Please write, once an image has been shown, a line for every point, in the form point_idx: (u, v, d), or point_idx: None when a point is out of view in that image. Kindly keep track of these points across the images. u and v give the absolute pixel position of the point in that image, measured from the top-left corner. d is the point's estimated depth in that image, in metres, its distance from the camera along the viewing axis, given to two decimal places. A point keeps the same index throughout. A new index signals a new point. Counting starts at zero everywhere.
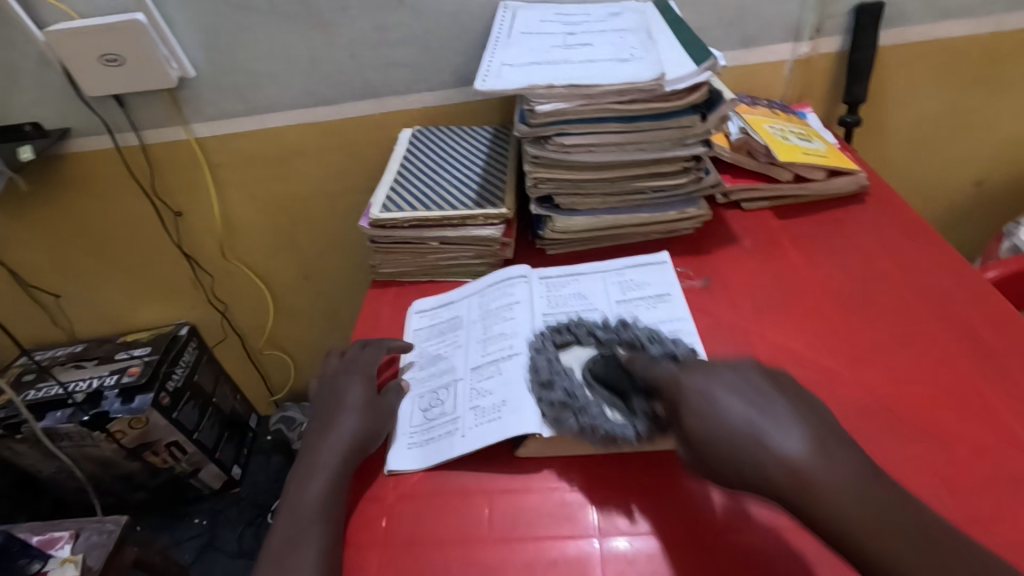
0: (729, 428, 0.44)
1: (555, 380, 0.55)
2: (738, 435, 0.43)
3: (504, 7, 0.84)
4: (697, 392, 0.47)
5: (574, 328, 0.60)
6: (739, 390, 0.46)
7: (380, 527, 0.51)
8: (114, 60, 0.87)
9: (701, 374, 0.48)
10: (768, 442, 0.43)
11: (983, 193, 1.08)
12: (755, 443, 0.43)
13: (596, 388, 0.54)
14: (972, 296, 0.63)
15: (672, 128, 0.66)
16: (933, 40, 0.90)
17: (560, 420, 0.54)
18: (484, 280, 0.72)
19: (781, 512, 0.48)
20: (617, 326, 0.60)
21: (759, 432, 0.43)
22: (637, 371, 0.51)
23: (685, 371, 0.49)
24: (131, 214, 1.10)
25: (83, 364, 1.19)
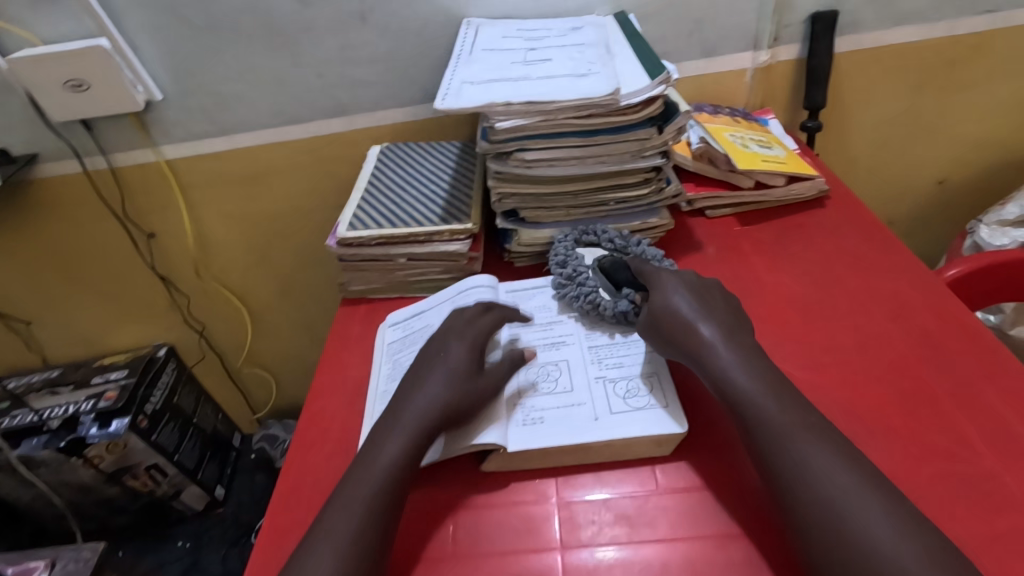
0: (692, 313, 0.56)
1: (567, 261, 0.69)
2: (682, 320, 0.56)
3: (466, 24, 0.85)
4: (665, 292, 0.59)
5: (596, 229, 0.71)
6: (700, 293, 0.59)
7: None
8: (78, 86, 0.87)
9: (675, 278, 0.61)
10: (699, 321, 0.56)
11: (946, 191, 1.10)
12: (693, 324, 0.56)
13: (598, 276, 0.68)
14: (927, 298, 0.65)
15: (630, 141, 0.67)
16: (889, 46, 0.92)
17: (525, 435, 0.55)
18: (454, 287, 0.72)
19: (744, 526, 0.49)
20: (629, 236, 0.71)
21: (699, 320, 0.56)
22: (630, 266, 0.65)
23: (669, 271, 0.63)
24: (103, 237, 1.09)
25: (58, 390, 1.18)
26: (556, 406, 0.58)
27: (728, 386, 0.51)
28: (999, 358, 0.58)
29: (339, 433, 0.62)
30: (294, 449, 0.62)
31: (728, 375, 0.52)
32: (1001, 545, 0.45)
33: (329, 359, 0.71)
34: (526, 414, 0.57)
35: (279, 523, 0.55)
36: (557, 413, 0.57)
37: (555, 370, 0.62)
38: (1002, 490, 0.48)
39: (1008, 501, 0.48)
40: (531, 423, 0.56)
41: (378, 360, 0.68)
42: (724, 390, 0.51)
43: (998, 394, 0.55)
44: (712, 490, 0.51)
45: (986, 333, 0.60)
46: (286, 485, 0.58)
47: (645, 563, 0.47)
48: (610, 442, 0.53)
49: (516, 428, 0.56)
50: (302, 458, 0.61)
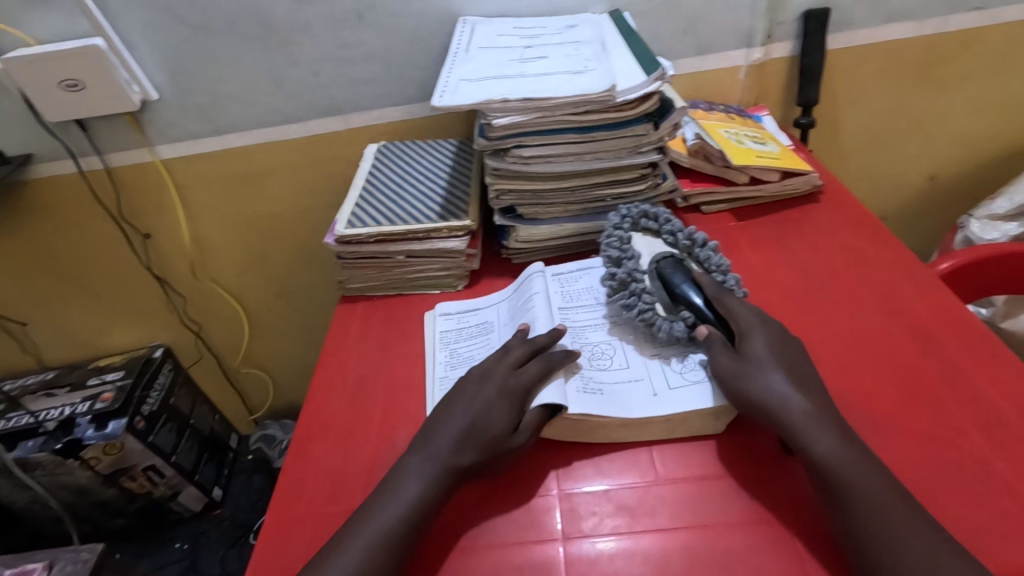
0: (782, 397, 0.51)
1: (623, 260, 0.65)
2: (763, 390, 0.51)
3: (462, 23, 0.86)
4: (744, 346, 0.55)
5: (654, 221, 0.68)
6: (784, 359, 0.54)
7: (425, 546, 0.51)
8: (74, 85, 0.87)
9: (763, 338, 0.55)
10: (769, 376, 0.52)
11: (937, 187, 1.11)
12: (780, 396, 0.51)
13: (655, 282, 0.63)
14: (920, 290, 0.66)
15: (627, 137, 0.68)
16: (880, 43, 0.93)
17: (585, 400, 0.55)
18: (512, 286, 0.74)
19: (761, 516, 0.49)
20: (699, 238, 0.66)
21: (749, 336, 0.56)
22: (696, 287, 0.61)
23: (754, 323, 0.57)
24: (99, 238, 1.09)
25: (54, 392, 1.17)
26: (616, 379, 0.59)
27: (763, 395, 0.51)
28: (990, 349, 0.59)
29: (340, 429, 0.63)
30: (294, 445, 0.62)
31: (777, 393, 0.51)
32: (994, 530, 0.46)
33: (328, 355, 0.71)
34: (589, 383, 0.58)
35: (281, 518, 0.56)
36: (617, 386, 0.58)
37: (609, 344, 0.62)
38: (994, 476, 0.49)
39: (1000, 488, 0.48)
40: (591, 390, 0.57)
41: (433, 349, 0.69)
42: (768, 401, 0.51)
43: (990, 384, 0.55)
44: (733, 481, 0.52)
45: (978, 325, 0.61)
46: (287, 479, 0.59)
47: (646, 552, 0.48)
48: (667, 416, 0.54)
49: (579, 393, 0.57)
50: (302, 454, 0.61)
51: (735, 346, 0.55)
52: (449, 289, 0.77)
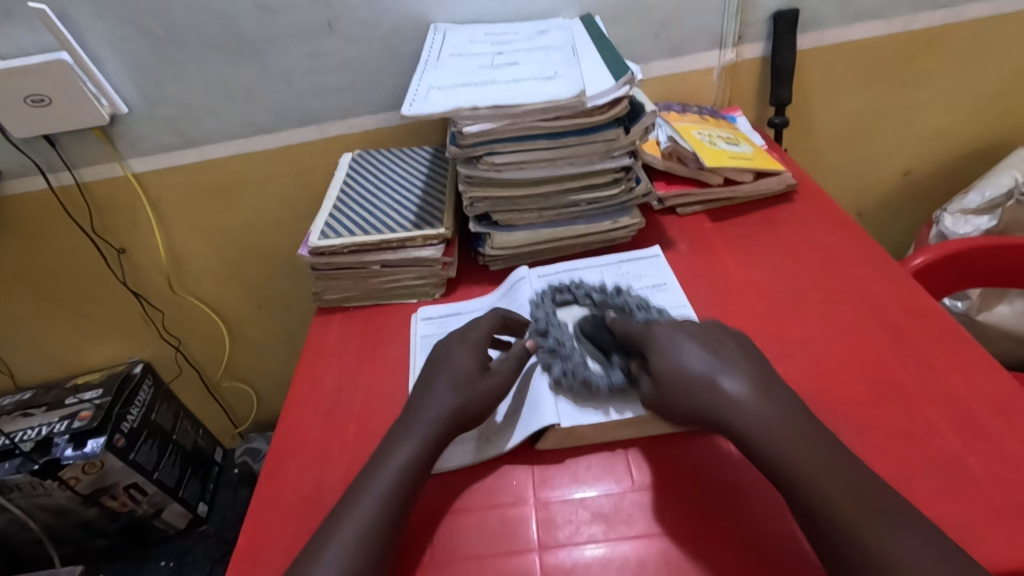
0: (687, 377, 0.51)
1: (550, 328, 0.62)
2: (688, 383, 0.51)
3: (433, 30, 0.85)
4: (661, 357, 0.54)
5: (574, 289, 0.66)
6: (702, 345, 0.54)
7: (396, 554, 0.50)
8: (40, 101, 0.85)
9: (677, 338, 0.54)
10: (718, 382, 0.50)
11: (911, 182, 1.13)
12: (710, 382, 0.50)
13: (583, 344, 0.61)
14: (893, 287, 0.66)
15: (598, 142, 0.68)
16: (850, 42, 0.94)
17: (574, 408, 0.56)
18: (492, 293, 0.74)
19: (742, 518, 0.49)
20: (609, 292, 0.66)
21: (717, 377, 0.51)
22: (617, 328, 0.59)
23: (663, 326, 0.57)
24: (73, 254, 1.07)
25: (30, 412, 1.15)
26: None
27: (676, 382, 0.51)
28: (961, 344, 0.59)
29: (316, 443, 0.62)
30: (269, 461, 0.61)
31: (729, 396, 0.50)
32: (967, 525, 0.46)
33: (304, 369, 0.71)
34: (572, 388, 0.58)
35: (256, 537, 0.55)
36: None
37: None
38: (966, 471, 0.49)
39: (972, 483, 0.49)
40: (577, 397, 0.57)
41: (413, 354, 0.69)
42: (676, 377, 0.52)
43: (962, 379, 0.56)
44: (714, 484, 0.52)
45: (949, 320, 0.61)
46: (263, 496, 0.58)
47: (623, 559, 0.48)
48: (653, 415, 0.55)
49: (566, 401, 0.57)
50: (278, 470, 0.60)
51: (654, 359, 0.54)
52: (426, 298, 0.76)
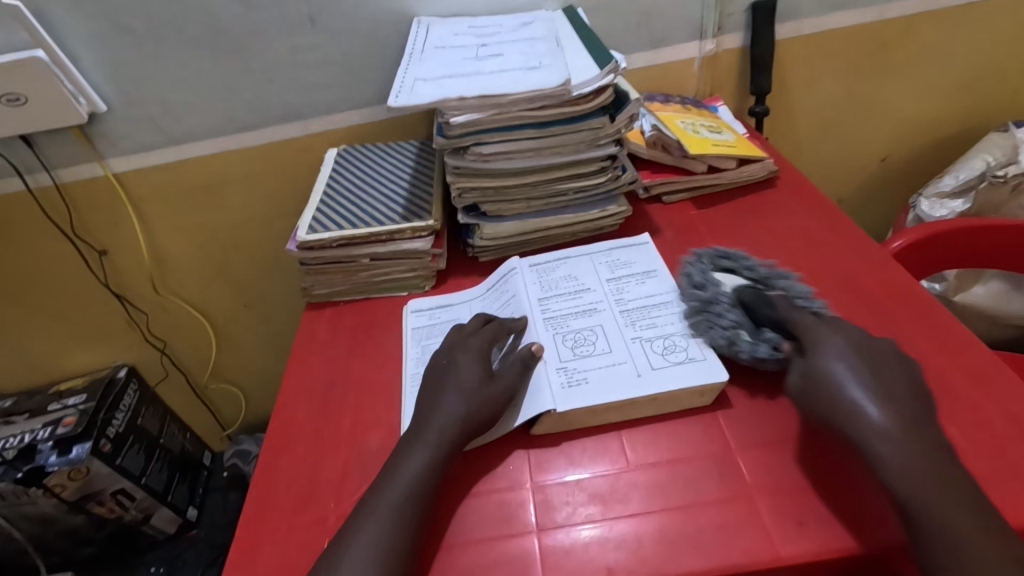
0: (837, 385, 0.49)
1: (706, 285, 0.63)
2: (836, 385, 0.49)
3: (416, 23, 0.85)
4: (820, 359, 0.51)
5: (739, 261, 0.65)
6: (857, 357, 0.51)
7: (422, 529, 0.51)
8: (15, 100, 0.84)
9: (836, 339, 0.53)
10: (862, 404, 0.48)
11: (888, 169, 1.16)
12: (847, 398, 0.49)
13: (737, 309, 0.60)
14: (872, 267, 0.68)
15: (585, 131, 0.68)
16: (826, 32, 0.96)
17: (570, 395, 0.56)
18: (484, 284, 0.74)
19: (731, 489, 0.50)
20: (777, 272, 0.64)
21: (847, 386, 0.49)
22: (776, 305, 0.58)
23: (833, 329, 0.54)
24: (52, 257, 1.05)
25: (12, 420, 1.13)
26: (598, 366, 0.59)
27: (823, 378, 0.50)
28: (938, 318, 0.61)
29: (310, 437, 0.62)
30: (263, 457, 0.61)
31: None
32: None
33: (295, 364, 0.70)
34: (566, 375, 0.58)
35: (253, 531, 0.55)
36: (599, 373, 0.58)
37: (591, 333, 0.63)
38: (948, 440, 0.51)
39: (953, 452, 0.50)
40: (572, 383, 0.57)
41: (405, 345, 0.69)
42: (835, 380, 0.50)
43: (940, 354, 0.58)
44: (699, 462, 0.53)
45: (928, 299, 0.63)
46: (257, 490, 0.58)
47: (621, 538, 0.49)
48: (652, 397, 0.55)
49: (560, 389, 0.57)
50: (272, 466, 0.60)
51: (808, 356, 0.52)
52: (417, 291, 0.76)
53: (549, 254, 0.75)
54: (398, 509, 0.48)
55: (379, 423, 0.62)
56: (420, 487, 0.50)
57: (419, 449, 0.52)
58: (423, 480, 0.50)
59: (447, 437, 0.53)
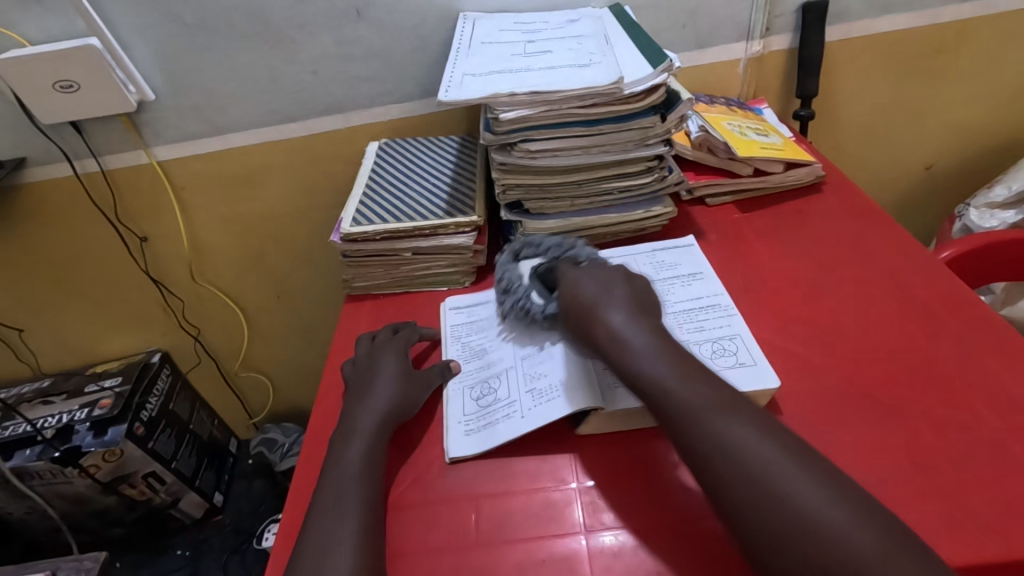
0: (589, 304, 0.54)
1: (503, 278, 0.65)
2: (591, 318, 0.53)
3: (463, 18, 0.85)
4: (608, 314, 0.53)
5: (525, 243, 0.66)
6: (600, 282, 0.56)
7: (470, 523, 0.51)
8: (68, 87, 0.85)
9: (596, 277, 0.56)
10: (602, 313, 0.53)
11: (933, 177, 1.13)
12: (596, 312, 0.53)
13: (535, 283, 0.63)
14: (927, 276, 0.66)
15: (633, 130, 0.68)
16: (877, 34, 0.94)
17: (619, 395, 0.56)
18: None
19: None
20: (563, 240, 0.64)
21: (600, 307, 0.53)
22: (556, 266, 0.61)
23: (580, 270, 0.58)
24: (95, 241, 1.07)
25: (50, 400, 1.15)
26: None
27: (596, 330, 0.52)
28: (998, 330, 0.59)
29: None
30: (306, 446, 0.61)
31: None
32: (1009, 508, 0.46)
33: (337, 356, 0.71)
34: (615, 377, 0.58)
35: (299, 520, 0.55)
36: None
37: None
38: (1010, 456, 0.49)
39: (1016, 470, 0.49)
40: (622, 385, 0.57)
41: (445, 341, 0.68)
42: (611, 333, 0.52)
43: (1002, 369, 0.56)
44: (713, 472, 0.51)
45: (988, 311, 0.61)
46: (301, 479, 0.58)
47: (669, 540, 0.48)
48: None
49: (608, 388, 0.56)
50: (315, 456, 0.60)
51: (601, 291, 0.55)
52: (457, 286, 0.77)
53: None
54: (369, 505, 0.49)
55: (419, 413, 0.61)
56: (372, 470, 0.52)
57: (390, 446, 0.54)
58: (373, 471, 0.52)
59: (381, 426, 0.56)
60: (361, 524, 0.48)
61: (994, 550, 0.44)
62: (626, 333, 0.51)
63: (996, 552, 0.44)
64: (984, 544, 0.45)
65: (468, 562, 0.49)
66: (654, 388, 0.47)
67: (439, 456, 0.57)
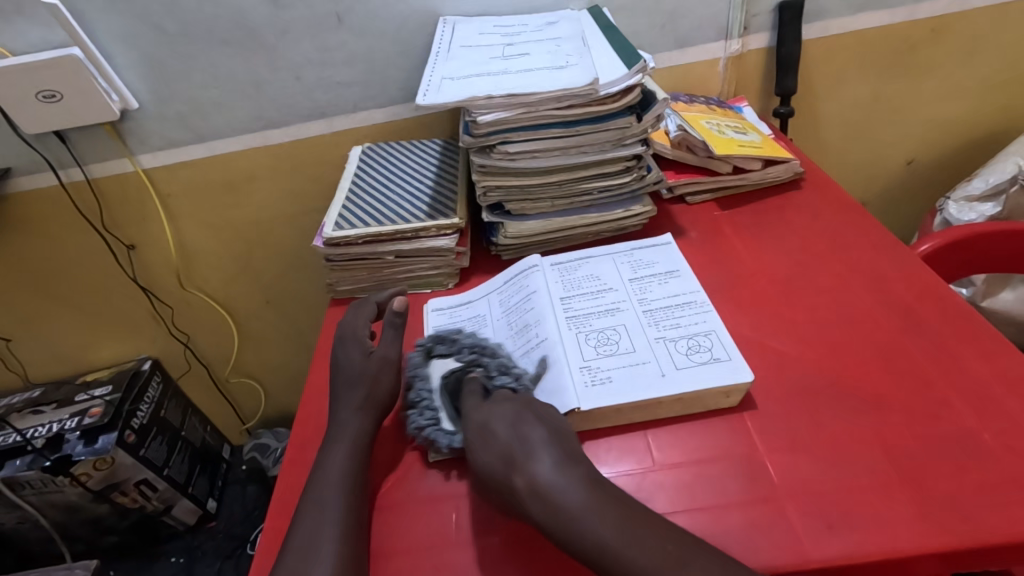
0: (505, 459, 0.49)
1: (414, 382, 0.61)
2: (496, 466, 0.49)
3: (443, 22, 0.86)
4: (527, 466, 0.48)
5: (453, 340, 0.63)
6: (515, 425, 0.51)
7: (452, 521, 0.52)
8: (51, 96, 0.86)
9: (502, 419, 0.52)
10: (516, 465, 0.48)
11: (914, 172, 1.14)
12: (516, 466, 0.48)
13: (444, 399, 0.59)
14: (903, 270, 0.67)
15: (611, 130, 0.68)
16: (853, 32, 0.95)
17: (597, 393, 0.56)
18: (500, 278, 0.74)
19: (753, 488, 0.50)
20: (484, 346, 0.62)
21: (521, 461, 0.48)
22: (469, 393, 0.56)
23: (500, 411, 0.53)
24: (81, 251, 1.07)
25: (41, 409, 1.15)
26: (620, 365, 0.59)
27: (503, 477, 0.48)
28: (971, 321, 0.60)
29: None
30: (291, 448, 0.62)
31: None
32: (979, 495, 0.47)
33: (321, 360, 0.71)
34: (591, 374, 0.58)
35: (282, 523, 0.56)
36: (623, 372, 0.58)
37: (614, 333, 0.63)
38: (981, 445, 0.50)
39: (986, 457, 0.49)
40: (599, 381, 0.58)
41: None
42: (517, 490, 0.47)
43: (975, 358, 0.57)
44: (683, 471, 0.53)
45: (961, 303, 0.62)
46: (286, 482, 0.59)
47: None
48: (680, 395, 0.55)
49: (586, 387, 0.57)
50: (299, 459, 0.61)
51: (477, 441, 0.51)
52: (440, 289, 0.77)
53: (572, 253, 0.75)
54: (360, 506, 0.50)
55: (399, 414, 0.62)
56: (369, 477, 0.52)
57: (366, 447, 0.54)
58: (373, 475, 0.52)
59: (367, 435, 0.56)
60: (341, 526, 0.49)
61: (964, 535, 0.45)
62: (558, 487, 0.46)
63: (966, 539, 0.45)
64: (954, 531, 0.45)
65: (450, 559, 0.49)
66: (530, 490, 0.47)
67: (422, 456, 0.57)
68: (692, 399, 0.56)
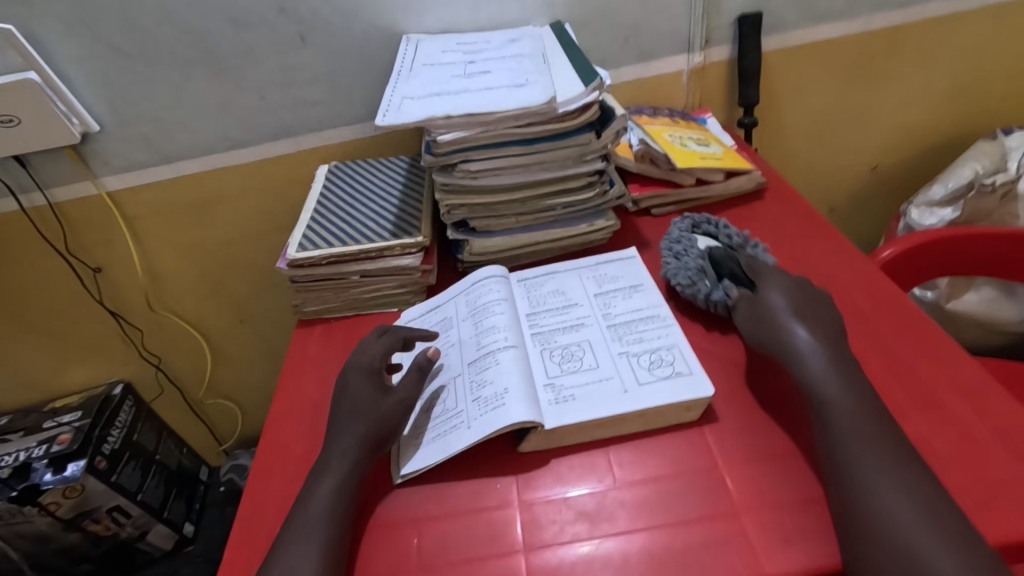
0: (778, 317, 0.58)
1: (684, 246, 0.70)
2: (778, 318, 0.58)
3: (405, 40, 0.86)
4: (763, 290, 0.61)
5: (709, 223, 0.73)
6: (796, 293, 0.59)
7: (412, 546, 0.52)
8: (7, 121, 0.84)
9: (779, 283, 0.61)
10: (790, 327, 0.56)
11: (879, 177, 1.16)
12: (785, 326, 0.57)
13: (704, 261, 0.68)
14: (860, 279, 0.68)
15: (571, 147, 0.69)
16: (813, 43, 0.96)
17: (559, 412, 0.56)
18: (465, 280, 0.73)
19: (712, 505, 0.51)
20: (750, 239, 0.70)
21: (786, 318, 0.57)
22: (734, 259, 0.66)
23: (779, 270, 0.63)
24: (49, 275, 1.05)
25: (7, 438, 1.13)
26: (585, 381, 0.59)
27: (773, 317, 0.58)
28: (924, 328, 0.61)
29: (299, 456, 0.62)
30: (254, 477, 0.61)
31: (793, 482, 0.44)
32: None
33: (287, 383, 0.70)
34: (554, 392, 0.58)
35: (244, 553, 0.54)
36: (586, 389, 0.58)
37: (579, 349, 0.63)
38: (933, 453, 0.51)
39: (938, 465, 0.50)
40: (561, 399, 0.57)
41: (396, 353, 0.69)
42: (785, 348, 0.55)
43: (928, 366, 0.58)
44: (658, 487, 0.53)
45: (915, 311, 0.63)
46: (248, 512, 0.58)
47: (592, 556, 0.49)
48: (639, 412, 0.56)
49: (550, 406, 0.57)
50: (264, 487, 0.60)
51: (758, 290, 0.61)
52: (407, 307, 0.77)
53: (538, 268, 0.75)
54: (314, 535, 0.49)
55: None
56: (331, 506, 0.51)
57: (326, 475, 0.53)
58: (331, 507, 0.51)
59: (331, 461, 0.54)
60: (293, 557, 0.48)
61: None
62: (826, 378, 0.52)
63: None
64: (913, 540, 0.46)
65: None
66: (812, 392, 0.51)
67: (384, 480, 0.57)
68: (652, 416, 0.56)
